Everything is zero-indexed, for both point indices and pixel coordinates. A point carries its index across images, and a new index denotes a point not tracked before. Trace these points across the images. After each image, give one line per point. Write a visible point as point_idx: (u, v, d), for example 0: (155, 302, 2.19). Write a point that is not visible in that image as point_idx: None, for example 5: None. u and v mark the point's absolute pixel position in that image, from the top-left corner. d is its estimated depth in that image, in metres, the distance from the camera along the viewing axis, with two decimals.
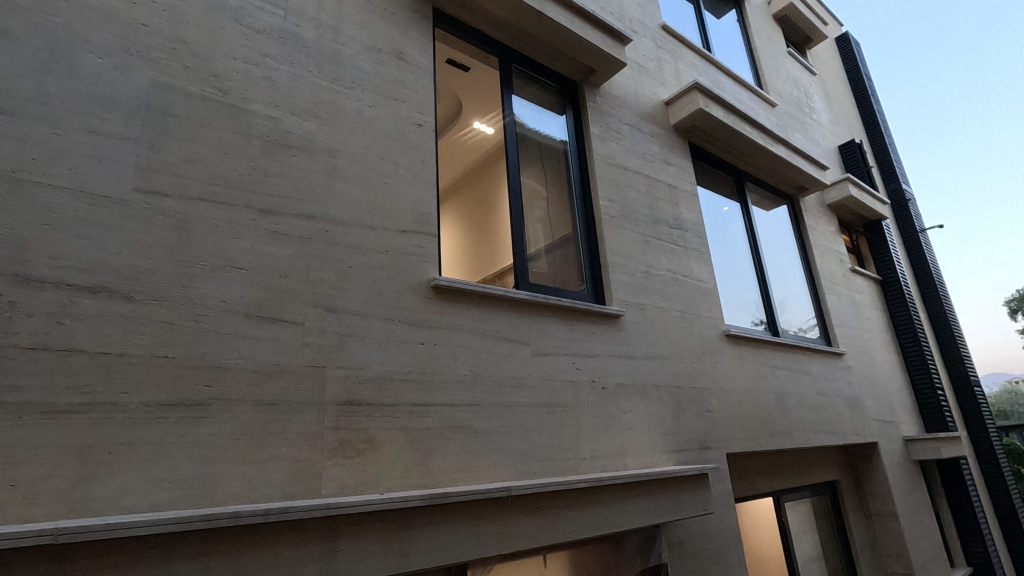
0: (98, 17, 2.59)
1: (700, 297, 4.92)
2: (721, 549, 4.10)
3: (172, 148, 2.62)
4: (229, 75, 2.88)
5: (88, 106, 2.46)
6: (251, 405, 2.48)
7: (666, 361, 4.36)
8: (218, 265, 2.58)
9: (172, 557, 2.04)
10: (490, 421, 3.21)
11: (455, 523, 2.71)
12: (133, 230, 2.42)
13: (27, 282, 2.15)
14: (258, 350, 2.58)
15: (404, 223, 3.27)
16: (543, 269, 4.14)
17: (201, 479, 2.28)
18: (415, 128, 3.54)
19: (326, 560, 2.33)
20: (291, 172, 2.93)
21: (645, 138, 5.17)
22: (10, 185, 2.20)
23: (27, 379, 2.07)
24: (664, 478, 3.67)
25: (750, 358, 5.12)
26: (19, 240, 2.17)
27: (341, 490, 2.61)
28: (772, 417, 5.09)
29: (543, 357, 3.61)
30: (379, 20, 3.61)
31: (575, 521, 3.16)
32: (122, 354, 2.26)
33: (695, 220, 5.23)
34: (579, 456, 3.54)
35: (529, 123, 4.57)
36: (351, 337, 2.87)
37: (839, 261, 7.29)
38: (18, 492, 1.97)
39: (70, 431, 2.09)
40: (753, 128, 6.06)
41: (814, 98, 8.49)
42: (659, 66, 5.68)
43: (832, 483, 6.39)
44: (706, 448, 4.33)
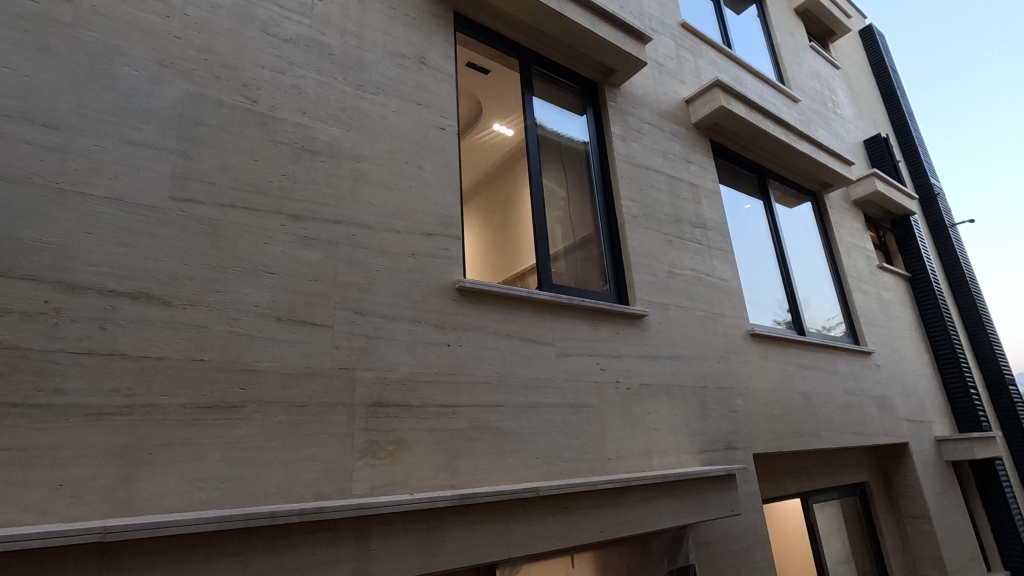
0: (134, 30, 2.67)
1: (724, 296, 4.88)
2: (749, 551, 4.06)
3: (205, 157, 2.68)
4: (257, 83, 2.95)
5: (125, 117, 2.54)
6: (284, 407, 2.54)
7: (691, 361, 4.34)
8: (251, 270, 2.64)
9: (212, 555, 2.09)
10: (516, 422, 3.23)
11: (484, 523, 2.73)
12: (170, 237, 2.49)
13: (71, 289, 2.23)
14: (290, 352, 2.63)
15: (429, 226, 3.31)
16: (565, 269, 4.14)
17: (238, 478, 2.34)
18: (438, 131, 3.58)
19: (359, 559, 2.37)
20: (319, 177, 2.98)
21: (666, 137, 5.14)
22: (55, 196, 2.29)
23: (73, 382, 2.14)
24: (691, 479, 3.65)
25: (775, 358, 5.06)
26: (63, 248, 2.25)
27: (372, 490, 2.65)
28: (800, 418, 5.02)
29: (568, 358, 3.62)
30: (401, 26, 3.66)
31: (603, 522, 3.16)
32: (160, 358, 2.33)
33: (718, 219, 5.19)
34: (605, 457, 3.54)
35: (550, 125, 4.57)
36: (380, 339, 2.91)
37: (866, 257, 7.16)
38: (66, 491, 2.04)
39: (114, 432, 2.17)
40: (775, 125, 5.98)
41: (838, 92, 8.35)
42: (679, 64, 5.64)
43: (862, 484, 6.28)
44: (732, 448, 4.29)
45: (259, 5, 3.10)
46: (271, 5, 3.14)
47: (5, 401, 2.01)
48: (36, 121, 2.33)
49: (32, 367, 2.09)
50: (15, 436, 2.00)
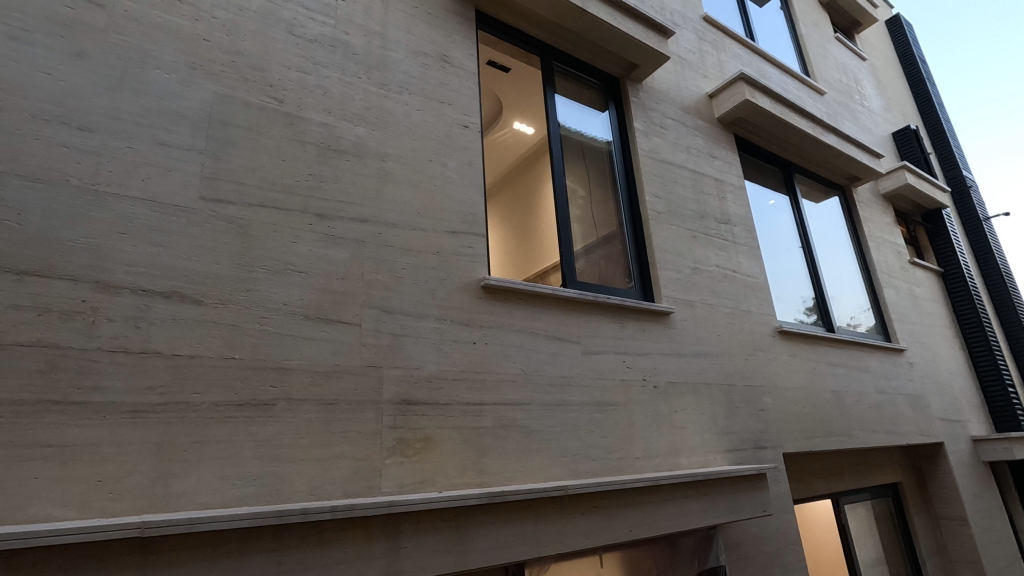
0: (164, 34, 2.71)
1: (751, 293, 4.79)
2: (781, 553, 3.98)
3: (235, 157, 2.71)
4: (284, 84, 2.97)
5: (156, 119, 2.57)
6: (313, 404, 2.55)
7: (718, 359, 4.27)
8: (280, 269, 2.66)
9: (246, 551, 2.11)
10: (543, 420, 3.20)
11: (513, 522, 2.71)
12: (200, 237, 2.51)
13: (106, 288, 2.27)
14: (319, 350, 2.64)
15: (454, 224, 3.30)
16: (589, 267, 4.11)
17: (269, 476, 2.36)
18: (461, 130, 3.57)
19: (390, 557, 2.37)
20: (345, 177, 2.99)
21: (690, 132, 5.07)
22: (90, 197, 2.33)
23: (110, 380, 2.18)
24: (720, 478, 3.59)
25: (804, 355, 4.96)
26: (98, 248, 2.29)
27: (400, 488, 2.65)
28: (830, 417, 4.91)
29: (593, 356, 3.58)
30: (424, 25, 3.66)
31: (632, 521, 3.12)
32: (193, 356, 2.35)
33: (743, 214, 5.10)
34: (632, 456, 3.49)
35: (573, 121, 4.53)
36: (406, 337, 2.91)
37: (896, 253, 6.98)
38: (104, 487, 2.07)
39: (149, 430, 2.19)
40: (801, 118, 5.87)
41: (865, 84, 8.16)
42: (702, 59, 5.57)
43: (895, 484, 6.13)
44: (761, 447, 4.21)
45: (285, 6, 3.12)
46: (296, 6, 3.16)
47: (45, 399, 2.05)
48: (72, 124, 2.37)
49: (69, 365, 2.13)
50: (55, 433, 2.04)
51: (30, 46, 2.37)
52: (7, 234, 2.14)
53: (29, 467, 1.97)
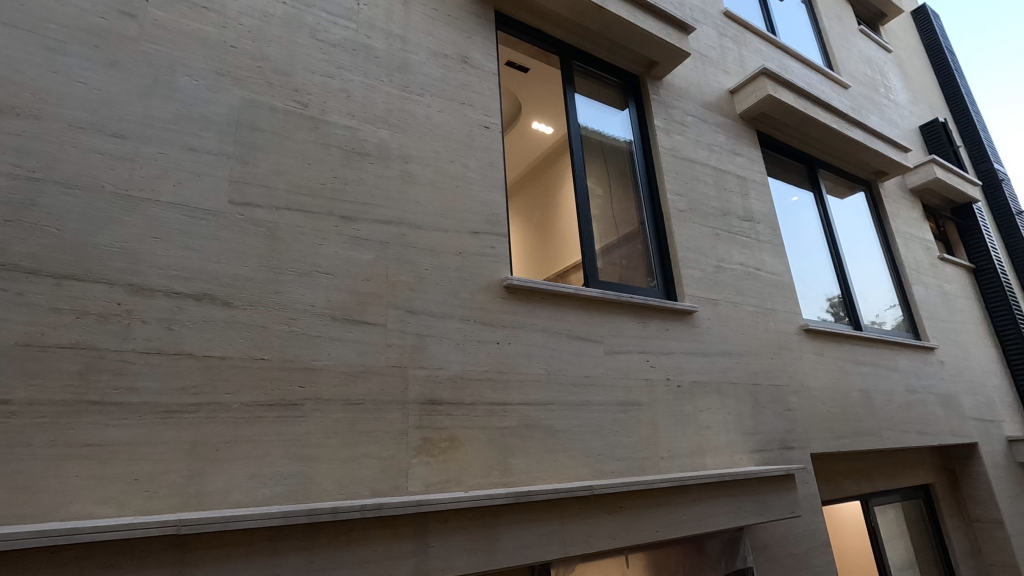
0: (192, 41, 2.76)
1: (776, 290, 4.73)
2: (810, 555, 3.91)
3: (262, 161, 2.76)
4: (308, 89, 3.01)
5: (186, 125, 2.63)
6: (341, 404, 2.58)
7: (743, 358, 4.21)
8: (306, 271, 2.69)
9: (279, 549, 2.14)
10: (567, 420, 3.19)
11: (540, 521, 2.72)
12: (230, 239, 2.56)
13: (140, 290, 2.32)
14: (346, 350, 2.67)
15: (476, 225, 3.31)
16: (611, 266, 4.09)
17: (299, 475, 2.39)
18: (482, 130, 3.58)
19: (418, 556, 2.39)
20: (369, 179, 3.02)
21: (711, 129, 5.02)
22: (124, 203, 2.39)
23: (144, 381, 2.23)
24: (747, 479, 3.55)
25: (831, 354, 4.87)
26: (132, 252, 2.35)
27: (427, 488, 2.66)
28: (859, 417, 4.82)
29: (617, 355, 3.56)
30: (444, 27, 3.68)
31: (659, 522, 3.11)
32: (224, 357, 2.40)
33: (766, 211, 5.03)
34: (657, 456, 3.46)
35: (593, 121, 4.51)
36: (431, 337, 2.93)
37: (925, 248, 6.82)
38: (141, 485, 2.12)
39: (182, 429, 2.24)
40: (825, 112, 5.77)
41: (890, 76, 7.99)
42: (723, 54, 5.51)
43: (926, 486, 5.99)
44: (788, 448, 4.15)
45: (308, 11, 3.16)
46: (319, 10, 3.21)
47: (84, 399, 2.11)
48: (106, 131, 2.43)
49: (106, 366, 2.18)
50: (92, 432, 2.09)
51: (65, 56, 2.44)
52: (47, 240, 2.20)
53: (70, 465, 2.02)
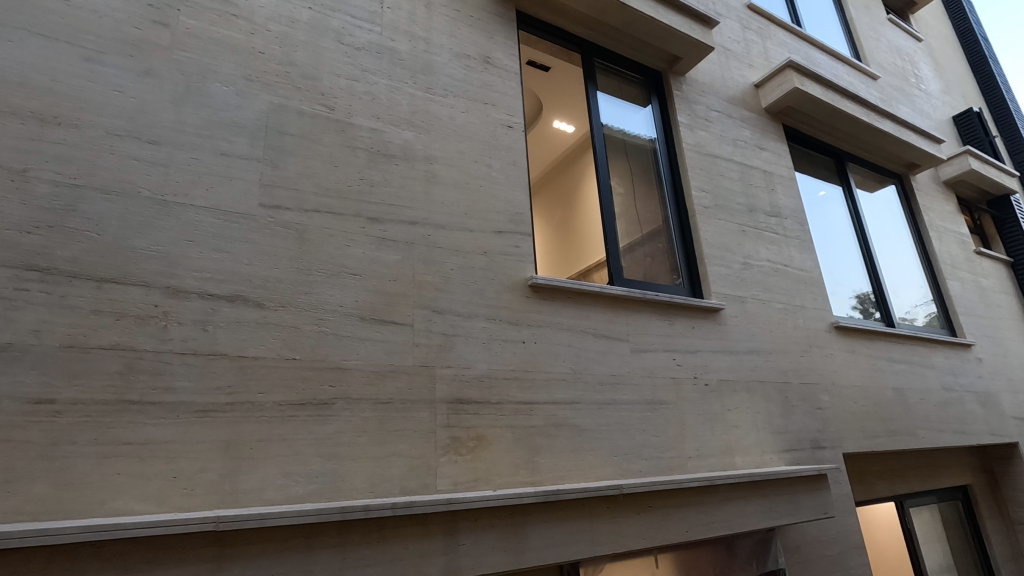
0: (222, 48, 2.82)
1: (805, 287, 4.64)
2: (844, 557, 3.83)
3: (291, 164, 2.80)
4: (334, 92, 3.05)
5: (218, 131, 2.68)
6: (370, 404, 2.60)
7: (772, 356, 4.14)
8: (335, 272, 2.73)
9: (313, 545, 2.18)
10: (594, 419, 3.18)
11: (568, 520, 2.72)
12: (261, 242, 2.61)
13: (176, 293, 2.38)
14: (374, 350, 2.70)
15: (500, 224, 3.32)
16: (635, 264, 4.06)
17: (330, 473, 2.42)
18: (506, 130, 3.59)
19: (449, 554, 2.40)
20: (394, 181, 3.05)
21: (736, 124, 4.94)
22: (160, 208, 2.45)
23: (181, 381, 2.28)
24: (777, 479, 3.50)
25: (863, 352, 4.76)
26: (168, 256, 2.41)
27: (455, 486, 2.67)
28: (893, 415, 4.70)
29: (643, 354, 3.53)
30: (467, 28, 3.70)
31: (688, 522, 3.08)
32: (257, 357, 2.44)
33: (794, 207, 4.94)
34: (685, 455, 3.42)
35: (615, 119, 4.47)
36: (457, 336, 2.94)
37: (960, 242, 6.61)
38: (179, 483, 2.17)
39: (218, 428, 2.29)
40: (854, 104, 5.64)
41: (921, 66, 7.77)
42: (747, 48, 5.42)
43: (964, 487, 5.82)
44: (819, 447, 4.07)
45: (333, 16, 3.20)
46: (345, 15, 3.24)
47: (125, 399, 2.17)
48: (142, 138, 2.50)
49: (145, 366, 2.24)
50: (133, 431, 2.15)
51: (102, 65, 2.51)
52: (87, 245, 2.27)
53: (112, 463, 2.09)
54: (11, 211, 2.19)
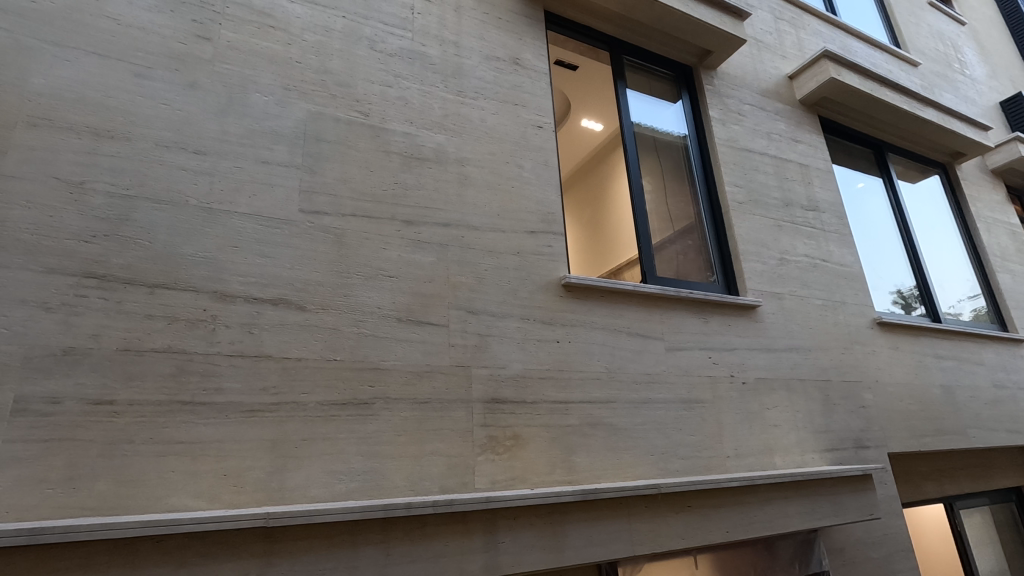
0: (262, 59, 2.91)
1: (844, 282, 4.52)
2: (891, 559, 3.72)
3: (328, 170, 2.87)
4: (368, 98, 3.11)
5: (259, 140, 2.77)
6: (408, 403, 2.65)
7: (812, 353, 4.04)
8: (373, 274, 2.79)
9: (358, 541, 2.23)
10: (629, 418, 3.16)
11: (607, 520, 2.72)
12: (302, 247, 2.68)
13: (222, 297, 2.46)
14: (412, 351, 2.75)
15: (533, 225, 3.33)
16: (669, 262, 4.02)
17: (372, 472, 2.47)
18: (536, 130, 3.60)
19: (489, 551, 2.43)
20: (428, 184, 3.10)
21: (770, 117, 4.85)
22: (206, 215, 2.54)
23: (229, 382, 2.36)
24: (820, 479, 3.42)
25: (907, 348, 4.61)
26: (215, 261, 2.50)
27: (493, 485, 2.70)
28: (940, 414, 4.53)
29: (677, 352, 3.50)
30: (496, 30, 3.73)
31: (728, 522, 3.05)
32: (300, 358, 2.51)
33: (831, 200, 4.82)
34: (723, 455, 3.37)
35: (646, 117, 4.43)
36: (492, 337, 2.97)
37: (1010, 233, 6.33)
38: (229, 480, 2.25)
39: (264, 427, 2.36)
40: (894, 93, 5.46)
41: (965, 50, 7.47)
42: (780, 39, 5.31)
43: (1017, 489, 5.60)
44: (863, 447, 3.96)
45: (366, 23, 3.26)
46: (376, 22, 3.30)
47: (178, 399, 2.26)
48: (188, 149, 2.60)
49: (195, 368, 2.33)
50: (186, 430, 2.24)
51: (151, 80, 2.63)
52: (140, 252, 2.38)
53: (167, 461, 2.18)
54: (70, 221, 2.31)
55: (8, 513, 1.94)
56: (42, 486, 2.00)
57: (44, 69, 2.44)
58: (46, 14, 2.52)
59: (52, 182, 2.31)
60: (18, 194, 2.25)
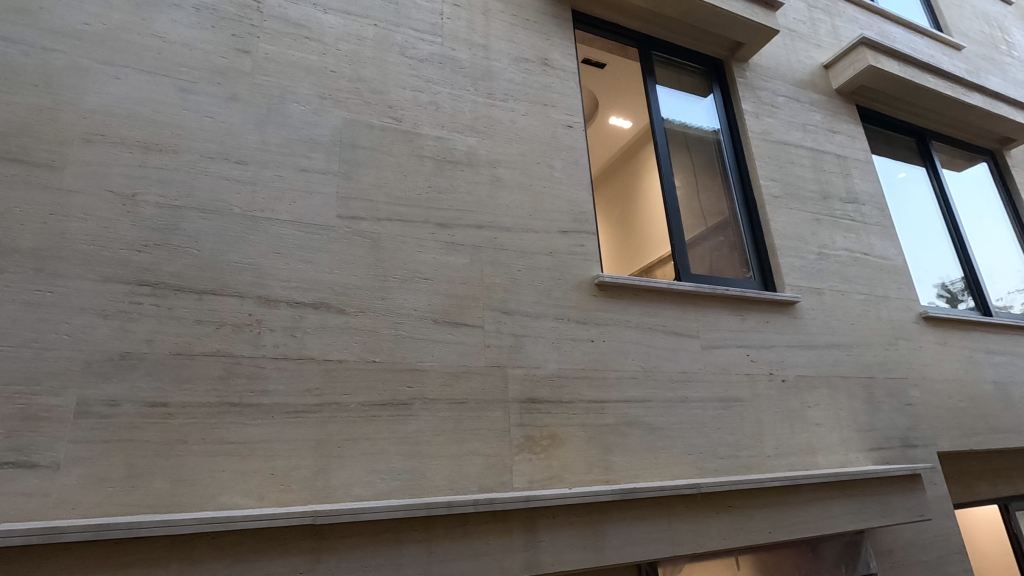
0: (299, 70, 2.99)
1: (887, 276, 4.38)
2: (944, 562, 3.59)
3: (363, 176, 2.93)
4: (400, 104, 3.16)
5: (297, 149, 2.85)
6: (446, 403, 2.69)
7: (854, 350, 3.94)
8: (409, 276, 2.84)
9: (402, 540, 2.28)
10: (666, 417, 3.13)
11: (646, 519, 2.71)
12: (341, 252, 2.75)
13: (267, 302, 2.55)
14: (449, 352, 2.79)
15: (565, 224, 3.34)
16: (703, 259, 3.97)
17: (412, 471, 2.52)
18: (566, 130, 3.60)
19: (530, 550, 2.45)
20: (461, 186, 3.14)
21: (805, 108, 4.73)
22: (249, 223, 2.63)
23: (274, 384, 2.44)
24: (865, 479, 3.33)
25: (956, 343, 4.44)
26: (258, 267, 2.58)
27: (531, 484, 2.71)
28: (993, 411, 4.35)
29: (714, 350, 3.45)
30: (524, 31, 3.74)
31: (770, 522, 3.00)
32: (341, 360, 2.58)
33: (871, 192, 4.68)
34: (764, 454, 3.31)
35: (677, 113, 4.39)
36: (527, 337, 2.98)
37: None
38: (276, 479, 2.32)
39: (309, 428, 2.43)
40: (936, 78, 5.26)
41: (1012, 30, 7.14)
42: (814, 27, 5.18)
43: None
44: (910, 446, 3.84)
45: (397, 31, 3.32)
46: (407, 29, 3.36)
47: (226, 401, 2.35)
48: (231, 159, 2.69)
49: (243, 371, 2.41)
50: (235, 431, 2.33)
51: (195, 94, 2.73)
52: (189, 260, 2.48)
53: (218, 461, 2.26)
54: (124, 232, 2.42)
55: (73, 510, 2.04)
56: (104, 484, 2.10)
57: (97, 87, 2.56)
58: (98, 35, 2.65)
59: (106, 195, 2.43)
60: (76, 207, 2.37)
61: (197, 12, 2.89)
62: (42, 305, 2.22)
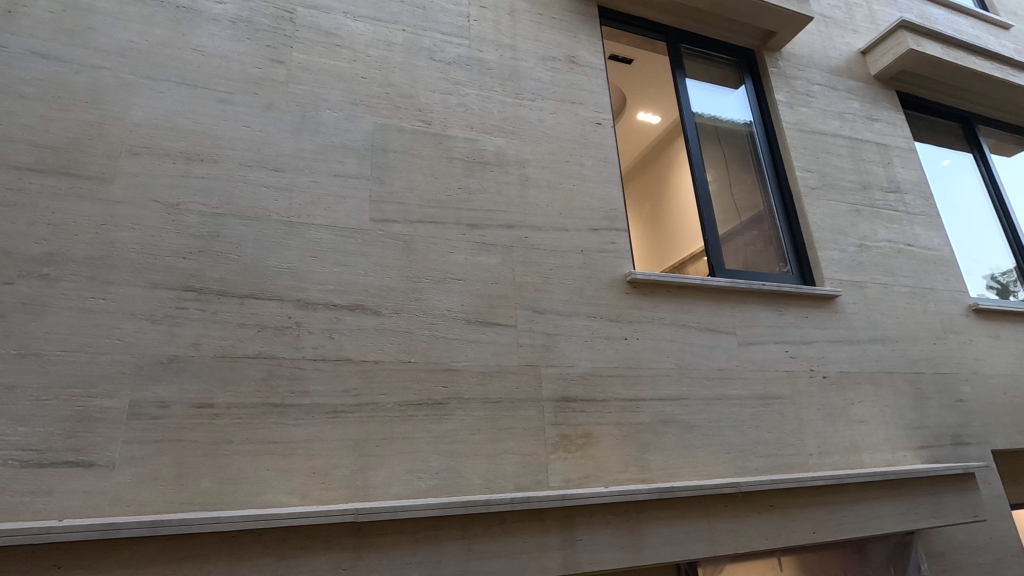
0: (331, 77, 3.05)
1: (933, 267, 4.21)
2: (1001, 565, 3.43)
3: (395, 179, 2.98)
4: (430, 107, 3.20)
5: (331, 154, 2.91)
6: (481, 402, 2.71)
7: (899, 344, 3.80)
8: (442, 277, 2.87)
9: (441, 537, 2.31)
10: (702, 415, 3.08)
11: (684, 518, 2.68)
12: (375, 255, 2.80)
13: (305, 305, 2.61)
14: (482, 351, 2.81)
15: (596, 222, 3.32)
16: (738, 254, 3.89)
17: (449, 469, 2.54)
18: (595, 127, 3.58)
19: (567, 549, 2.45)
20: (491, 187, 3.15)
21: (842, 96, 4.59)
22: (287, 229, 2.70)
23: (314, 385, 2.50)
24: (913, 478, 3.21)
25: (1009, 336, 4.24)
26: (296, 272, 2.65)
27: (567, 483, 2.71)
28: None
29: (751, 347, 3.38)
30: (550, 30, 3.74)
31: (814, 522, 2.92)
32: (377, 361, 2.62)
33: (914, 180, 4.51)
34: (805, 453, 3.22)
35: (707, 106, 4.31)
36: (560, 336, 2.98)
37: None
38: (318, 477, 2.38)
39: (347, 427, 2.48)
40: (983, 59, 5.02)
41: None
42: (849, 12, 5.02)
43: None
44: (961, 444, 3.68)
45: (424, 35, 3.36)
46: (434, 32, 3.39)
47: (269, 402, 2.42)
48: (269, 167, 2.77)
49: (284, 372, 2.48)
50: (278, 431, 2.39)
51: (233, 105, 2.82)
52: (231, 266, 2.56)
53: (262, 459, 2.33)
54: (170, 240, 2.51)
55: (129, 507, 2.13)
56: (156, 482, 2.19)
57: (142, 102, 2.67)
58: (142, 52, 2.76)
59: (152, 205, 2.53)
60: (124, 217, 2.48)
61: (234, 25, 2.98)
62: (96, 311, 2.32)
